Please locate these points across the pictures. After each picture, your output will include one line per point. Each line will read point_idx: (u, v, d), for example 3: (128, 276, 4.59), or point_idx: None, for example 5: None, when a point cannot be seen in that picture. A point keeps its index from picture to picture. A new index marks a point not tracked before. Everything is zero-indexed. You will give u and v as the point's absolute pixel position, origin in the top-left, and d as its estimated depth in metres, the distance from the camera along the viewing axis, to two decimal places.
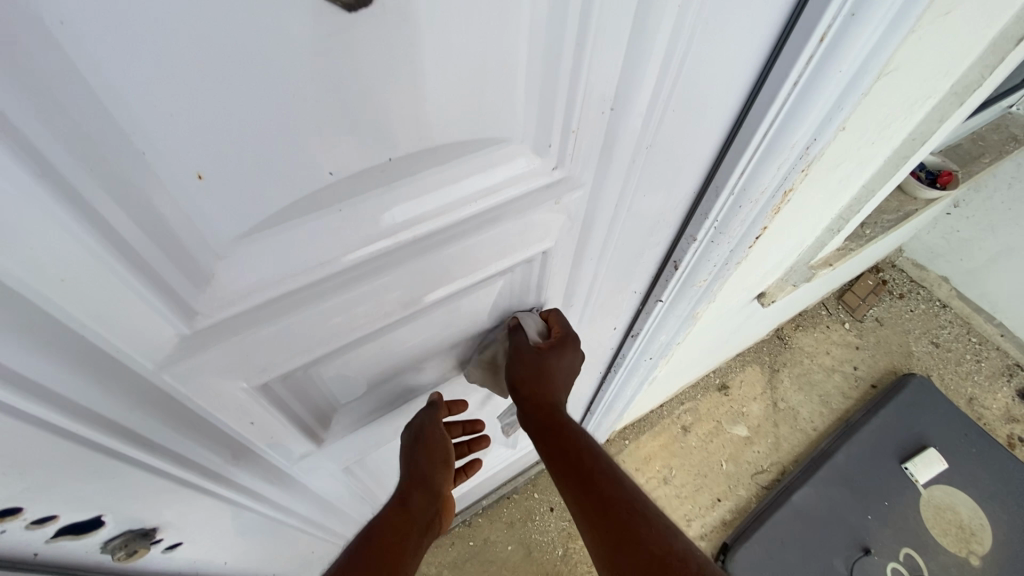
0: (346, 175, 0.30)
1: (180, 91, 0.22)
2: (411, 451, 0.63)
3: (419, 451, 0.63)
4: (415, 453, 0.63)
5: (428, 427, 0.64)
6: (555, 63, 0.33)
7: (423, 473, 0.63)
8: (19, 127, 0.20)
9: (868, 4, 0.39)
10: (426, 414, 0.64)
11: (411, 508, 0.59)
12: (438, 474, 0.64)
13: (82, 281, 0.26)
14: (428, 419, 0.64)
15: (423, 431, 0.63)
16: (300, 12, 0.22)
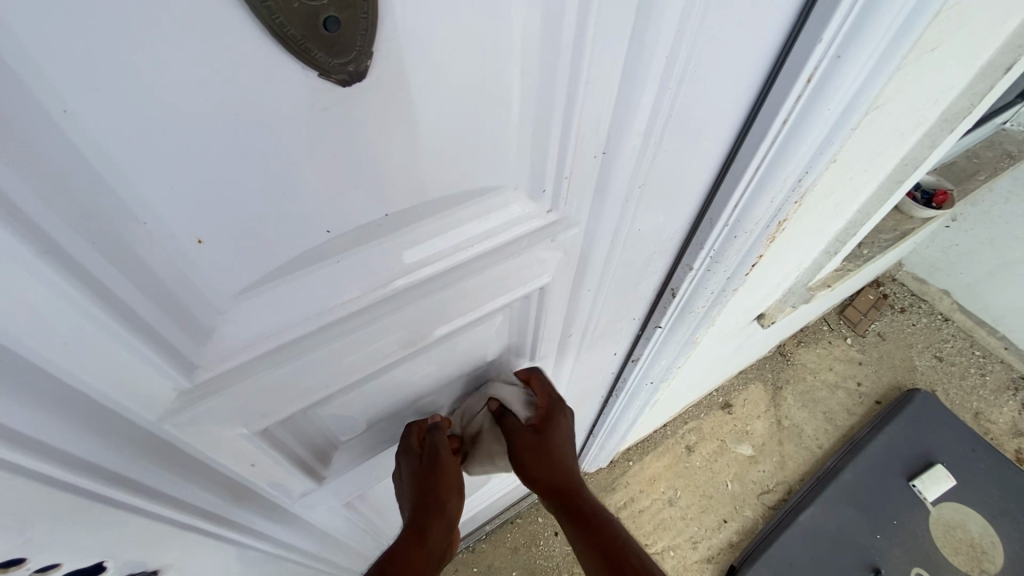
0: (344, 228, 0.31)
1: (179, 163, 0.23)
2: (423, 483, 0.59)
3: (433, 483, 0.59)
4: (430, 485, 0.59)
5: (440, 455, 0.59)
6: (549, 113, 0.33)
7: (437, 503, 0.60)
8: (23, 206, 0.21)
9: (852, 47, 0.40)
10: (436, 442, 0.59)
11: (431, 542, 0.58)
12: (450, 499, 0.61)
13: (82, 342, 0.27)
14: (439, 445, 0.59)
15: (435, 458, 0.59)
16: (298, 88, 0.23)
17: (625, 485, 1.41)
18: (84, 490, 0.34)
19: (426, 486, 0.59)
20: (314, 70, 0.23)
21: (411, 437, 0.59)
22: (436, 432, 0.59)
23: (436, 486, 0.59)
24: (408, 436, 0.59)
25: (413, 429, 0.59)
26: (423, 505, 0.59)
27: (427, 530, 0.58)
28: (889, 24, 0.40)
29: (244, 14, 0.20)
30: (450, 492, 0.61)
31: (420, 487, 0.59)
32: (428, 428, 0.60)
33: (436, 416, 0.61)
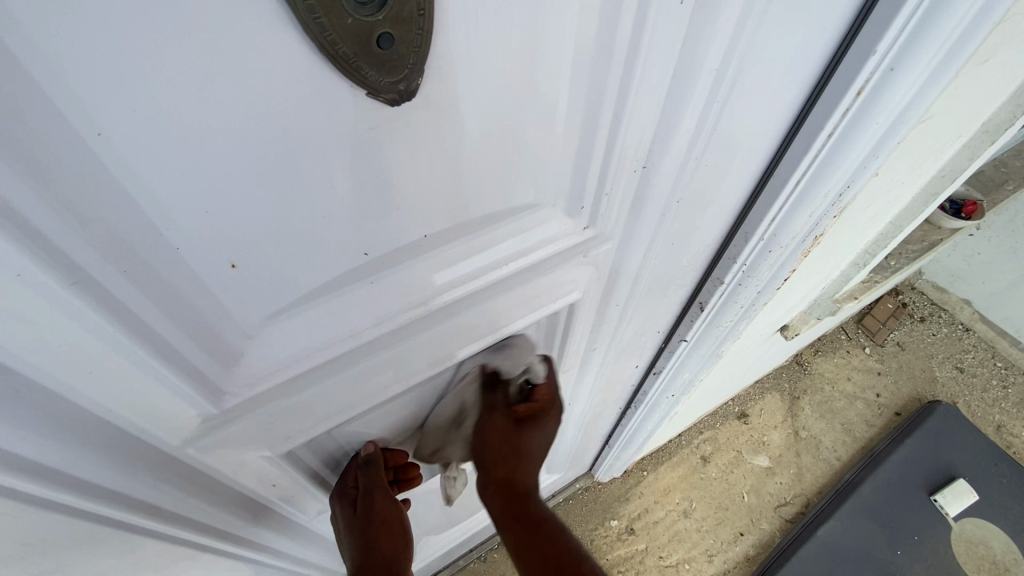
0: (382, 250, 0.30)
1: (217, 185, 0.22)
2: (363, 534, 0.52)
3: (372, 532, 0.52)
4: (371, 537, 0.52)
5: (375, 494, 0.50)
6: (593, 126, 0.32)
7: (386, 556, 0.53)
8: (52, 233, 0.20)
9: (907, 59, 0.38)
10: (365, 480, 0.50)
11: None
12: (399, 546, 0.54)
13: (109, 371, 0.25)
14: (372, 484, 0.50)
15: (369, 501, 0.50)
16: (345, 106, 0.22)
17: (639, 496, 1.39)
18: (105, 517, 0.33)
19: (366, 539, 0.52)
20: (363, 88, 0.21)
21: (342, 476, 0.51)
22: (368, 469, 0.50)
23: (375, 535, 0.52)
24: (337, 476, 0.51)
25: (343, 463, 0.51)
26: (367, 560, 0.52)
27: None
28: (947, 35, 0.37)
29: (295, 29, 0.19)
30: (398, 538, 0.54)
31: (359, 541, 0.52)
32: (357, 463, 0.50)
33: (371, 448, 0.50)
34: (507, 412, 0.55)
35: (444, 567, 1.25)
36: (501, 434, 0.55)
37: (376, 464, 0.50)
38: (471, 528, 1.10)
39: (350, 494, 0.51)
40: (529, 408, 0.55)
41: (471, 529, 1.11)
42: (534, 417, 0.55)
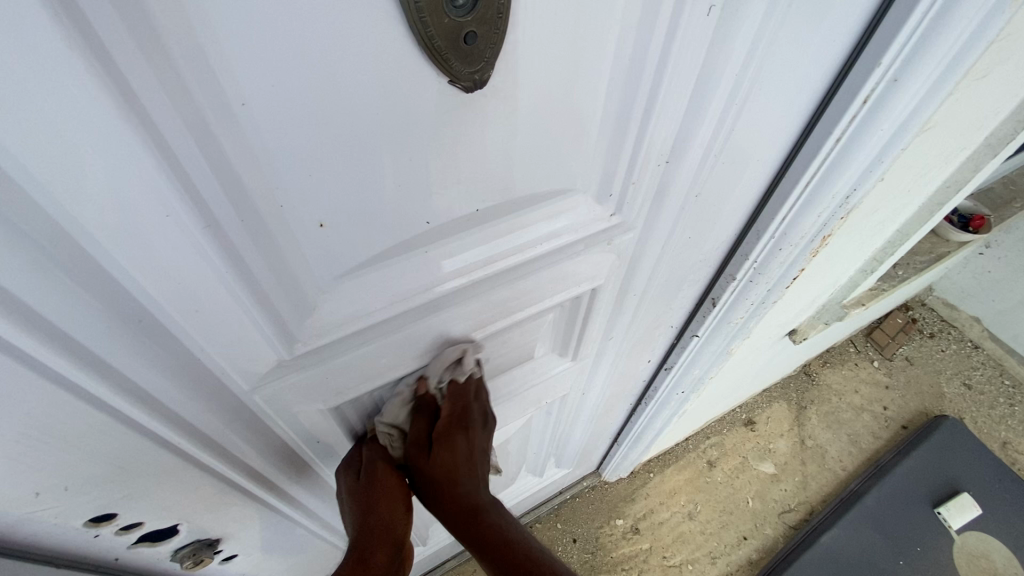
0: (440, 222, 0.34)
1: (321, 154, 0.26)
2: (363, 500, 0.50)
3: (375, 497, 0.50)
4: (370, 501, 0.50)
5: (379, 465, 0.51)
6: (627, 121, 0.36)
7: (381, 523, 0.50)
8: (196, 182, 0.24)
9: (908, 71, 0.42)
10: (371, 449, 0.51)
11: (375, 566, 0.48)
12: (398, 520, 0.52)
13: (212, 311, 0.30)
14: (377, 453, 0.51)
15: (373, 469, 0.51)
16: (429, 91, 0.26)
17: (644, 497, 1.41)
18: (181, 449, 0.37)
19: (365, 503, 0.50)
20: (447, 76, 0.26)
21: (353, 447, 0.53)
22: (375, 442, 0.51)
23: (376, 500, 0.50)
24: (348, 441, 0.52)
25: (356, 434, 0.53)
26: (365, 522, 0.49)
27: (369, 551, 0.49)
28: (946, 50, 0.42)
29: (401, 25, 0.23)
30: (395, 512, 0.51)
31: (358, 503, 0.50)
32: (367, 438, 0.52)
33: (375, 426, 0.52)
34: (430, 446, 0.50)
35: (451, 556, 1.28)
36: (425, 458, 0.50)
37: (382, 438, 0.52)
38: None
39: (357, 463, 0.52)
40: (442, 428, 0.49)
41: None
42: (462, 423, 0.50)
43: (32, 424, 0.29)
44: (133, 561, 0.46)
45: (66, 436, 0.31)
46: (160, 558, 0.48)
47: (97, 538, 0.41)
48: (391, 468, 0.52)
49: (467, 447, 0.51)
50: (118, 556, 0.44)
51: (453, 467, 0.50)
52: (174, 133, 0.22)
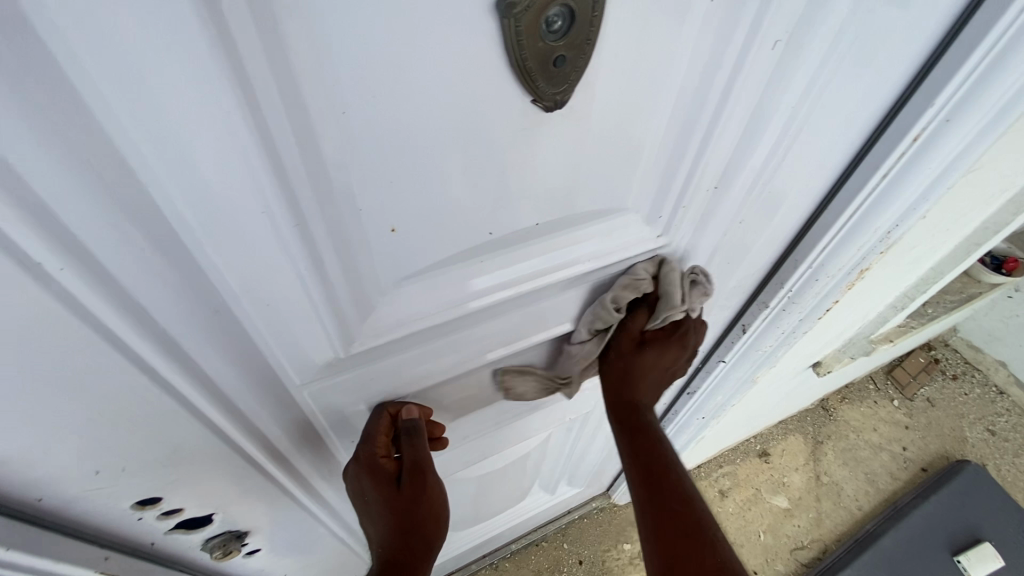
0: (502, 232, 0.35)
1: (402, 164, 0.28)
2: (403, 513, 0.46)
3: (418, 512, 0.46)
4: (411, 514, 0.46)
5: (425, 468, 0.46)
6: (683, 143, 0.37)
7: (423, 537, 0.47)
8: (291, 183, 0.26)
9: (961, 112, 0.43)
10: (409, 452, 0.44)
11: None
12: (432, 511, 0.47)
13: (282, 306, 0.31)
14: (418, 456, 0.45)
15: (414, 471, 0.46)
16: (509, 108, 0.28)
17: None
18: (229, 439, 0.38)
19: (405, 520, 0.46)
20: (531, 95, 0.28)
21: (377, 444, 0.44)
22: (416, 439, 0.45)
23: (421, 514, 0.46)
24: (373, 442, 0.44)
25: (381, 427, 0.45)
26: (406, 544, 0.46)
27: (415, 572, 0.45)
28: (1000, 94, 0.42)
29: (496, 47, 0.25)
30: (436, 518, 0.48)
31: (399, 522, 0.46)
32: (403, 432, 0.45)
33: (415, 412, 0.46)
34: (640, 344, 0.51)
35: (456, 568, 1.27)
36: (631, 355, 0.51)
37: (423, 434, 0.46)
38: (490, 532, 1.13)
39: (387, 463, 0.46)
40: (662, 335, 0.52)
41: (491, 533, 1.14)
42: (677, 335, 0.52)
43: (104, 406, 0.30)
44: (167, 547, 0.47)
45: (132, 419, 0.32)
46: (191, 547, 0.49)
47: (139, 522, 0.42)
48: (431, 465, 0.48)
49: (665, 360, 0.52)
50: (154, 541, 0.45)
51: (643, 372, 0.51)
52: (278, 134, 0.24)
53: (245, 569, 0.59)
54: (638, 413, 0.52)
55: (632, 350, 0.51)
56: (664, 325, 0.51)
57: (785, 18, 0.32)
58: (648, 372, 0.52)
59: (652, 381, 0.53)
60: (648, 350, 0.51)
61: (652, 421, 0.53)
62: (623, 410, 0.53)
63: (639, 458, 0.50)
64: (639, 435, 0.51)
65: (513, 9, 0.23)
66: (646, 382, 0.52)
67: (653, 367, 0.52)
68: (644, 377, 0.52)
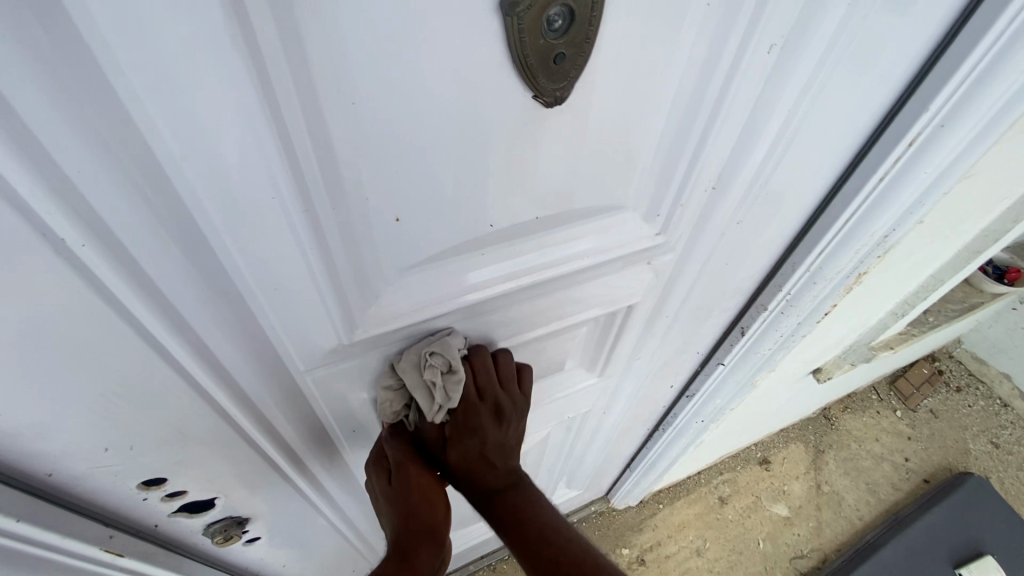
0: (503, 225, 0.37)
1: (409, 155, 0.29)
2: (400, 498, 0.48)
3: (411, 497, 0.48)
4: (407, 499, 0.48)
5: (408, 461, 0.48)
6: (682, 141, 0.38)
7: (426, 520, 0.48)
8: (304, 170, 0.27)
9: (956, 118, 0.44)
10: (391, 449, 0.48)
11: (417, 564, 0.45)
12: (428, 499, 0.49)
13: (290, 290, 0.32)
14: (400, 449, 0.48)
15: (397, 466, 0.48)
16: (512, 103, 0.29)
17: (652, 528, 1.40)
18: (235, 422, 0.39)
19: (405, 504, 0.48)
20: (532, 91, 0.29)
21: (380, 449, 0.51)
22: (397, 435, 0.48)
23: (417, 497, 0.48)
24: (376, 446, 0.51)
25: (383, 436, 0.51)
26: (404, 526, 0.47)
27: (413, 552, 0.46)
28: (994, 100, 0.43)
29: (500, 43, 0.26)
30: (440, 504, 0.50)
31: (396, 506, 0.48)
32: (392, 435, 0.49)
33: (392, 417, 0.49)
34: (471, 433, 0.47)
35: (453, 569, 1.27)
36: (470, 447, 0.48)
37: (405, 430, 0.48)
38: (488, 532, 1.13)
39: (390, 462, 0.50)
40: (452, 429, 0.47)
41: (488, 533, 1.14)
42: (468, 429, 0.47)
43: (117, 384, 0.31)
44: (170, 530, 0.48)
45: (142, 398, 0.33)
46: (194, 531, 0.50)
47: (145, 503, 0.43)
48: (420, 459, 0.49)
49: (497, 439, 0.49)
50: (158, 523, 0.46)
51: (474, 462, 0.49)
52: (293, 124, 0.25)
53: (244, 557, 0.60)
54: (506, 492, 0.50)
55: (494, 431, 0.48)
56: (483, 408, 0.46)
57: (780, 23, 0.34)
58: (479, 464, 0.49)
59: (497, 461, 0.50)
60: (448, 451, 0.47)
61: (529, 501, 0.50)
62: (497, 508, 0.50)
63: (522, 549, 0.47)
64: (512, 514, 0.49)
65: (516, 8, 0.25)
66: (495, 470, 0.50)
67: (476, 460, 0.49)
68: (482, 467, 0.49)
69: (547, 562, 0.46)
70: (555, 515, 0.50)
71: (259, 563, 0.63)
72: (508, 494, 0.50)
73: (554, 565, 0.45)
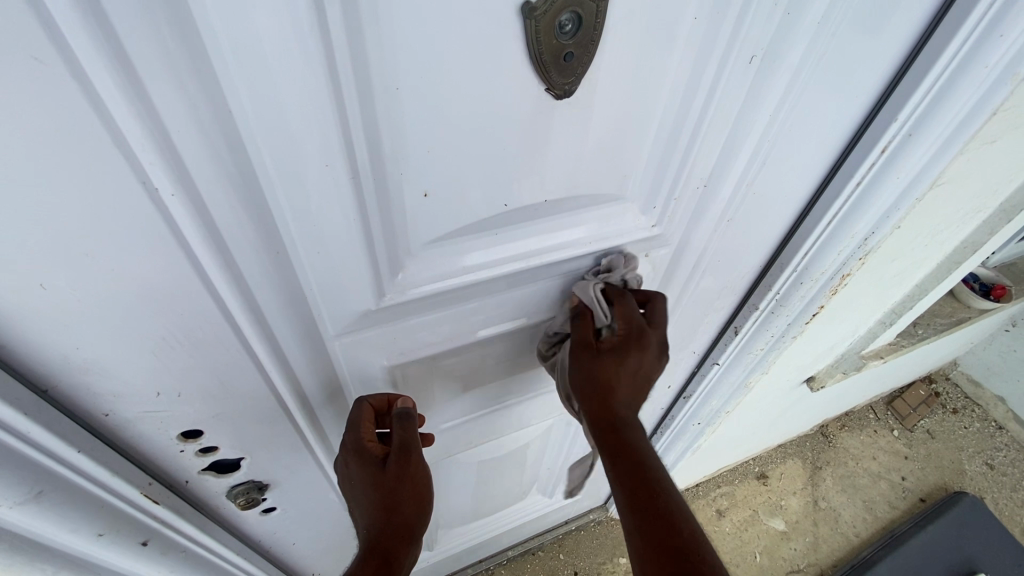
0: (516, 207, 0.42)
1: (440, 138, 0.34)
2: (389, 494, 0.48)
3: (402, 494, 0.49)
4: (397, 496, 0.48)
5: (410, 451, 0.49)
6: (677, 137, 0.44)
7: (407, 519, 0.49)
8: (353, 146, 0.32)
9: (922, 127, 0.49)
10: (399, 434, 0.48)
11: (397, 567, 0.47)
12: (411, 497, 0.49)
13: (328, 255, 0.36)
14: (408, 437, 0.49)
15: (401, 456, 0.48)
16: (529, 95, 0.34)
17: None
18: (269, 377, 0.43)
19: (389, 498, 0.48)
20: (545, 84, 0.34)
21: (363, 429, 0.48)
22: (407, 422, 0.49)
23: (406, 492, 0.49)
24: (359, 428, 0.48)
25: (365, 415, 0.49)
26: (389, 524, 0.48)
27: (395, 554, 0.47)
28: (955, 113, 0.48)
29: (521, 46, 0.32)
30: (423, 503, 0.51)
31: (382, 501, 0.48)
32: (395, 415, 0.49)
33: (408, 401, 0.50)
34: (598, 352, 0.51)
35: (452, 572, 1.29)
36: (591, 360, 0.50)
37: (414, 417, 0.50)
38: (487, 533, 1.15)
39: (375, 446, 0.49)
40: (619, 343, 0.50)
41: (488, 534, 1.16)
42: (637, 346, 0.50)
43: (176, 330, 0.35)
44: (198, 489, 0.51)
45: (194, 345, 0.37)
46: (218, 494, 0.54)
47: (180, 456, 0.46)
48: (418, 446, 0.50)
49: (635, 367, 0.50)
50: (187, 481, 0.50)
51: (614, 380, 0.50)
52: (349, 105, 0.30)
53: (259, 528, 0.63)
54: (621, 428, 0.51)
55: (587, 356, 0.51)
56: (650, 335, 0.50)
57: (760, 36, 0.39)
58: (624, 381, 0.50)
59: (636, 389, 0.52)
60: (601, 358, 0.50)
61: (631, 426, 0.51)
62: (609, 442, 0.51)
63: (632, 493, 0.48)
64: (633, 455, 0.49)
65: (534, 13, 0.30)
66: (619, 402, 0.50)
67: (624, 379, 0.50)
68: (620, 386, 0.50)
69: (646, 495, 0.47)
70: (653, 454, 0.51)
71: (270, 537, 0.66)
72: (622, 431, 0.51)
73: (651, 491, 0.47)
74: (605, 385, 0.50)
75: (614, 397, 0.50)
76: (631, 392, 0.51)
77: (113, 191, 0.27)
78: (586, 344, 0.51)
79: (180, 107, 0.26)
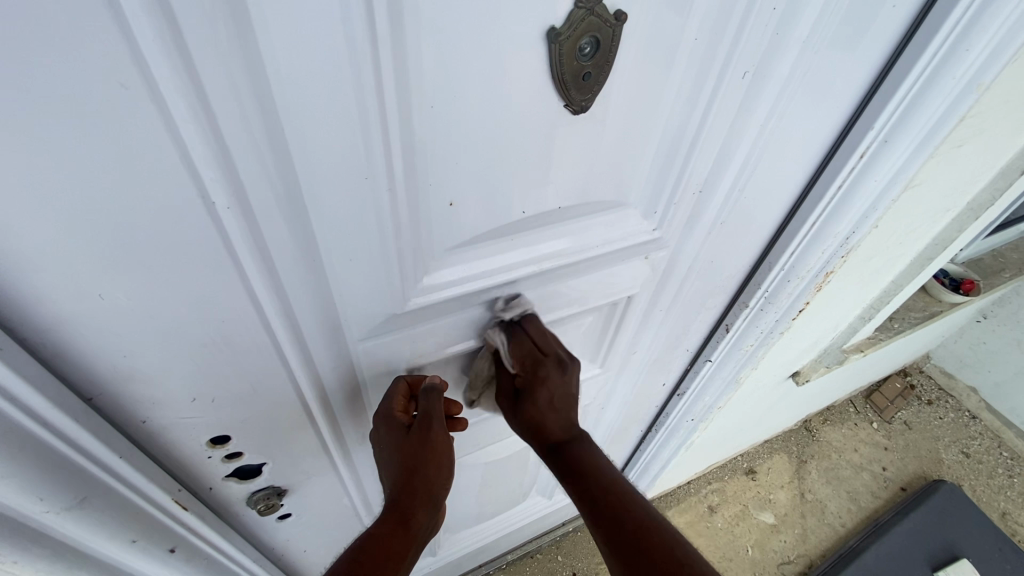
0: (530, 214, 0.44)
1: (467, 151, 0.37)
2: (410, 457, 0.48)
3: (422, 457, 0.48)
4: (418, 459, 0.48)
5: (431, 421, 0.49)
6: (678, 145, 0.47)
7: (427, 482, 0.49)
8: (391, 161, 0.34)
9: (896, 134, 0.53)
10: (425, 405, 0.50)
11: (413, 529, 0.47)
12: (432, 462, 0.49)
13: (361, 262, 0.39)
14: (432, 409, 0.50)
15: (423, 425, 0.49)
16: (549, 110, 0.37)
17: None
18: (297, 381, 0.45)
19: (410, 459, 0.48)
20: (564, 101, 0.37)
21: (395, 401, 0.50)
22: (431, 395, 0.50)
23: (427, 455, 0.49)
24: (391, 400, 0.50)
25: (399, 390, 0.51)
26: (409, 485, 0.47)
27: (411, 516, 0.47)
28: (926, 120, 0.53)
29: (544, 67, 0.35)
30: (444, 469, 0.50)
31: (404, 462, 0.48)
32: (422, 391, 0.51)
33: (436, 378, 0.52)
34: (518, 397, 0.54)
35: None
36: (515, 405, 0.54)
37: (440, 393, 0.51)
38: (487, 536, 1.16)
39: (403, 416, 0.50)
40: (525, 374, 0.52)
41: (488, 538, 1.17)
42: (538, 378, 0.52)
43: (216, 336, 0.37)
44: (219, 496, 0.52)
45: (232, 350, 0.39)
46: (238, 500, 0.55)
47: (207, 462, 0.47)
48: (441, 420, 0.51)
49: (561, 388, 0.53)
50: (211, 487, 0.50)
51: (545, 414, 0.53)
52: (390, 123, 0.32)
53: (273, 534, 0.64)
54: (567, 448, 0.53)
55: (512, 396, 0.54)
56: (545, 362, 0.51)
57: (752, 54, 0.43)
58: (551, 412, 0.53)
59: (565, 410, 0.54)
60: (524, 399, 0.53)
61: (579, 444, 0.54)
62: (561, 464, 0.53)
63: (594, 512, 0.50)
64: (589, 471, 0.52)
65: (558, 38, 0.33)
66: (551, 425, 0.53)
67: (546, 406, 0.53)
68: (551, 414, 0.53)
69: (597, 498, 0.50)
70: (608, 466, 0.53)
71: (283, 544, 0.67)
72: (570, 448, 0.53)
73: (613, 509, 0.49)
74: (534, 419, 0.53)
75: (545, 424, 0.53)
76: (559, 412, 0.53)
77: (175, 202, 0.29)
78: (506, 390, 0.55)
79: (241, 126, 0.28)
